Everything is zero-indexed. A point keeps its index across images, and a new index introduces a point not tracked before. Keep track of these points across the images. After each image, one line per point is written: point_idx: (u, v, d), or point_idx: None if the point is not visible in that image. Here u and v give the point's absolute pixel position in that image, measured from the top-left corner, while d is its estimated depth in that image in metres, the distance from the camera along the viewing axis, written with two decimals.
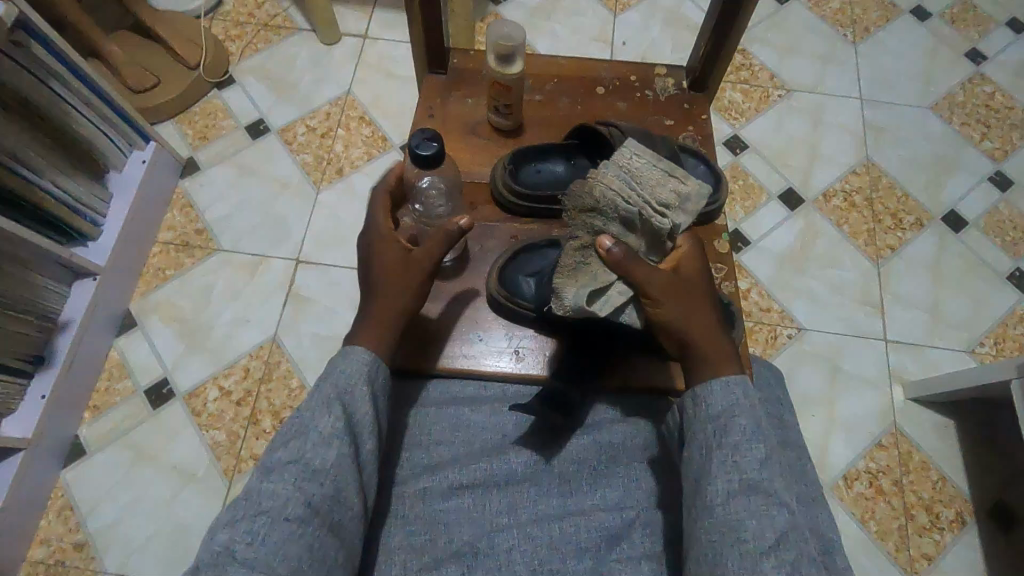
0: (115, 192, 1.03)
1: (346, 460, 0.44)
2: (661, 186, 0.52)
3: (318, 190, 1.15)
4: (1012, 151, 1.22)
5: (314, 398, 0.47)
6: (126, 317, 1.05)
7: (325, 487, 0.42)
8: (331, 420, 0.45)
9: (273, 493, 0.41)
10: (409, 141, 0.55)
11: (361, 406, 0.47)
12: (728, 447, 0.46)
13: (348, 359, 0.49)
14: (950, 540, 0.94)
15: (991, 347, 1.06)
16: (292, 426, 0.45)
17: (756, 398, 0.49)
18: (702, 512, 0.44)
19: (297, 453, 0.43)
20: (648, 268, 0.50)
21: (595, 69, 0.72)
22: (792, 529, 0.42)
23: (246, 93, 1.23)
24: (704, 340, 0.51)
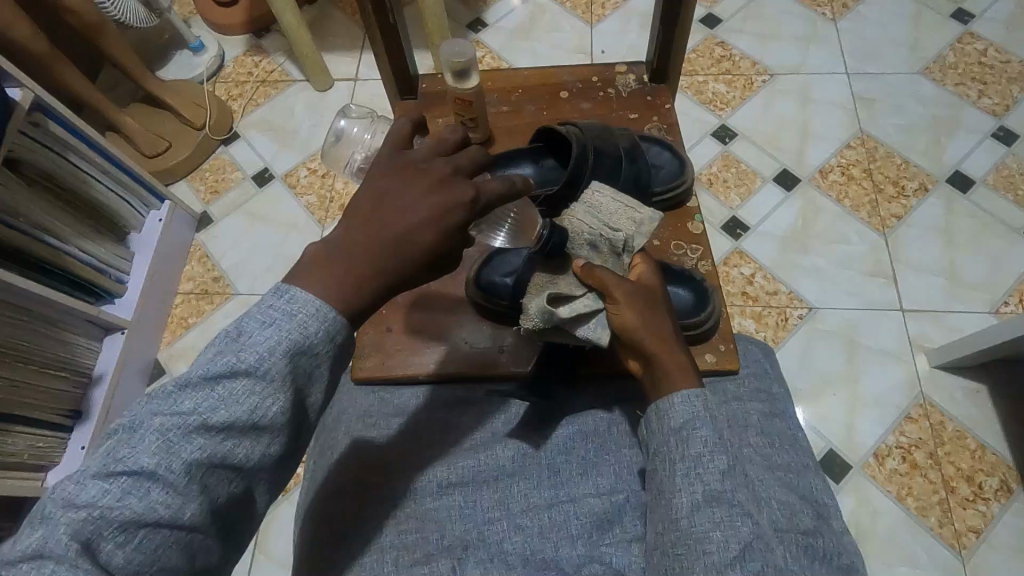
0: (136, 251, 1.10)
1: (269, 460, 0.40)
2: (619, 213, 0.57)
3: (323, 226, 1.20)
4: (1013, 104, 1.19)
5: (263, 365, 0.39)
6: (155, 366, 1.11)
7: (233, 486, 0.40)
8: (273, 410, 0.39)
9: (171, 488, 0.37)
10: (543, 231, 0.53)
11: (312, 394, 0.42)
12: (692, 460, 0.45)
13: (317, 318, 0.40)
14: (997, 510, 0.89)
15: (1016, 305, 1.02)
16: (217, 392, 0.38)
17: (715, 407, 0.48)
18: (668, 526, 0.44)
19: (214, 440, 0.38)
20: (618, 277, 0.52)
21: (556, 75, 0.75)
22: (758, 538, 0.42)
23: (250, 146, 1.31)
24: (664, 351, 0.50)
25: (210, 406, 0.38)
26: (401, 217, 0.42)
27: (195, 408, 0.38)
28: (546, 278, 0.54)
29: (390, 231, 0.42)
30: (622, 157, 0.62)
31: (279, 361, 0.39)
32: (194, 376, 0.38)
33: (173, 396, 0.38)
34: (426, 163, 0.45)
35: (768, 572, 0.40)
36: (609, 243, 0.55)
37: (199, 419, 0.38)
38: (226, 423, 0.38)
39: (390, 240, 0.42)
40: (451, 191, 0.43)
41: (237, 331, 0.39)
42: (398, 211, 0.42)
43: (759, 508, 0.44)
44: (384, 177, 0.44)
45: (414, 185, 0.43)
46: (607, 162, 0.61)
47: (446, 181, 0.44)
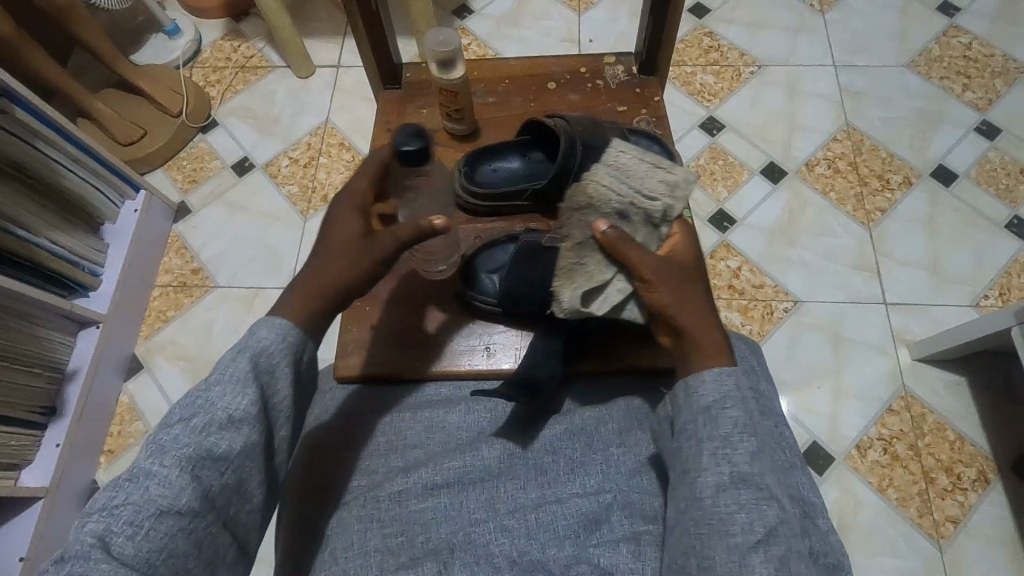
0: (111, 243, 1.06)
1: (253, 449, 0.42)
2: (650, 176, 0.57)
3: (305, 217, 1.17)
4: (997, 99, 1.20)
5: (227, 369, 0.43)
6: (132, 361, 1.08)
7: (227, 477, 0.40)
8: (244, 402, 0.42)
9: (165, 481, 0.38)
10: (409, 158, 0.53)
11: (279, 389, 0.45)
12: (722, 440, 0.45)
13: (271, 328, 0.46)
14: (975, 499, 0.91)
15: (996, 299, 1.03)
16: (193, 401, 0.42)
17: (749, 389, 0.48)
18: (692, 506, 0.43)
19: (197, 437, 0.40)
20: (642, 251, 0.53)
21: (544, 65, 0.74)
22: (784, 522, 0.41)
23: (230, 135, 1.27)
24: (696, 326, 0.50)
25: (190, 411, 0.41)
26: (329, 248, 0.52)
27: (179, 416, 0.41)
28: (574, 260, 0.57)
29: (325, 258, 0.51)
30: (610, 151, 0.61)
31: (242, 364, 0.44)
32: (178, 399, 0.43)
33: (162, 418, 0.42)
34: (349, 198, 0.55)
35: (792, 558, 0.40)
36: (643, 212, 0.57)
37: (182, 423, 0.41)
38: (206, 420, 0.41)
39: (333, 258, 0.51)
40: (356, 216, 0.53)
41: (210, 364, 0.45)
42: (325, 246, 0.52)
43: (785, 491, 0.43)
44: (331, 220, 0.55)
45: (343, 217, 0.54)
46: (595, 156, 0.61)
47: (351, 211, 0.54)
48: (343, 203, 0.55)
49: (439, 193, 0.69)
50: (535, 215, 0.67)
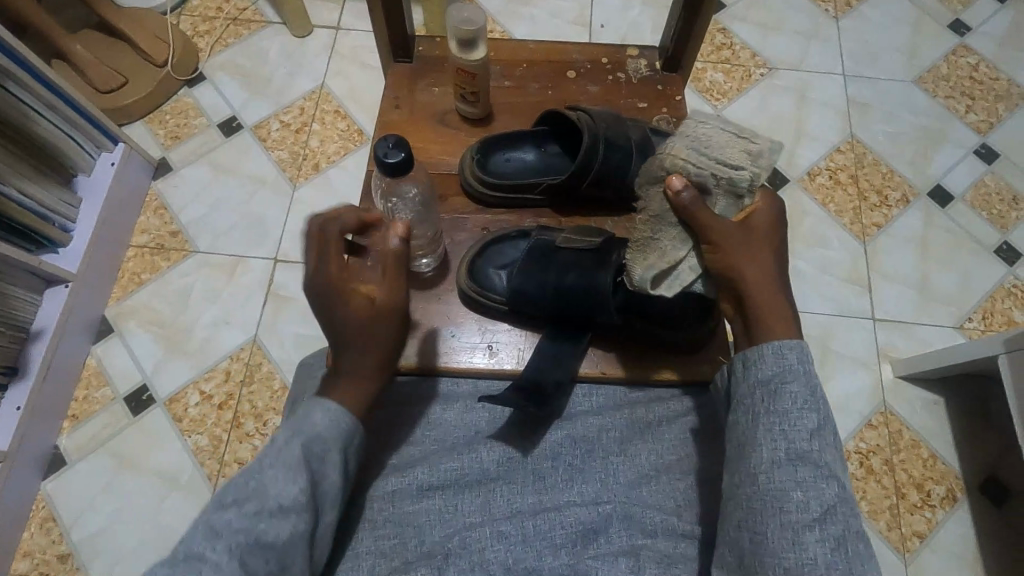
0: (85, 196, 1.00)
1: (299, 540, 0.42)
2: (730, 145, 0.52)
3: (294, 185, 1.12)
4: (997, 123, 1.21)
5: (282, 456, 0.44)
6: (102, 323, 1.03)
7: (271, 566, 0.41)
8: (295, 489, 0.43)
9: (216, 567, 0.39)
10: (375, 151, 0.50)
11: (329, 476, 0.45)
12: (784, 416, 0.45)
13: (323, 411, 0.47)
14: (942, 516, 0.93)
15: (979, 322, 1.05)
16: (249, 482, 0.43)
17: (812, 366, 0.48)
18: (746, 480, 0.44)
19: (248, 522, 0.41)
20: (711, 217, 0.52)
21: (565, 52, 0.71)
22: (842, 502, 0.42)
23: (217, 91, 1.20)
24: (760, 296, 0.50)
25: (244, 494, 0.43)
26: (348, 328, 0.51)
27: (232, 500, 0.43)
28: (649, 232, 0.54)
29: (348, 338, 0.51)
30: (632, 151, 0.59)
31: (295, 449, 0.45)
32: (232, 483, 0.44)
33: (218, 497, 0.44)
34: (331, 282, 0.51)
35: (848, 536, 0.41)
36: (729, 184, 0.52)
37: (235, 508, 0.42)
38: (256, 509, 0.42)
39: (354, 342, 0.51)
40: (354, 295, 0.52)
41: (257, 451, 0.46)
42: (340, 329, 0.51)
43: (844, 471, 0.44)
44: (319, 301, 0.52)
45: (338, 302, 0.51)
46: (616, 157, 0.59)
47: (352, 276, 0.52)
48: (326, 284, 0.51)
49: (449, 178, 0.65)
50: (549, 211, 0.64)
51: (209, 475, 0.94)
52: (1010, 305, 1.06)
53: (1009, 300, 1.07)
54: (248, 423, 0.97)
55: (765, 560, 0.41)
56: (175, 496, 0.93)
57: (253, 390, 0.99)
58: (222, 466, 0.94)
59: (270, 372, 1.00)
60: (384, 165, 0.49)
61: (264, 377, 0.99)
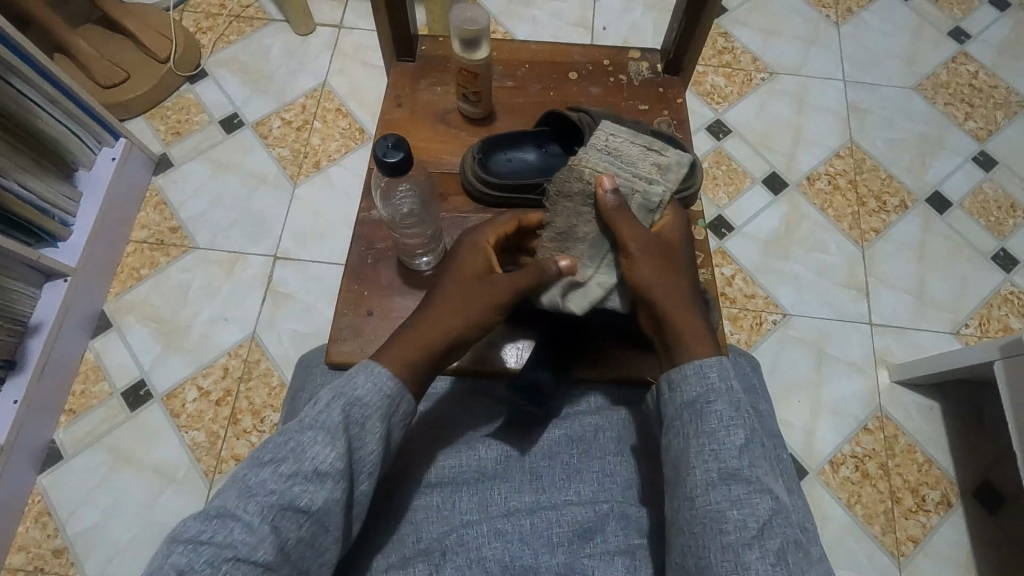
0: (85, 191, 1.00)
1: (334, 506, 0.42)
2: (643, 158, 0.58)
3: (295, 183, 1.12)
4: (996, 131, 1.22)
5: (321, 420, 0.44)
6: (101, 318, 1.03)
7: (303, 532, 0.41)
8: (331, 455, 0.42)
9: (248, 527, 0.39)
10: (374, 151, 0.50)
11: (366, 443, 0.45)
12: (712, 437, 0.45)
13: (367, 375, 0.47)
14: (936, 521, 0.94)
15: (975, 329, 1.06)
16: (286, 444, 0.43)
17: (735, 380, 0.47)
18: (685, 504, 0.44)
19: (284, 484, 0.41)
20: (632, 225, 0.53)
21: (567, 54, 0.71)
22: (776, 514, 0.42)
23: (219, 87, 1.20)
24: (679, 311, 0.50)
25: (282, 455, 0.42)
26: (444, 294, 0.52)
27: (273, 458, 0.42)
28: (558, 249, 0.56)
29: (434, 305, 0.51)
30: None
31: (333, 414, 0.44)
32: (273, 441, 0.44)
33: (257, 455, 0.43)
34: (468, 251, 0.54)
35: (789, 547, 0.41)
36: (642, 197, 0.55)
37: (272, 468, 0.42)
38: (294, 470, 0.41)
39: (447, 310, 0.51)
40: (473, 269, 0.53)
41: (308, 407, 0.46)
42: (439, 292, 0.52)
43: (777, 484, 0.44)
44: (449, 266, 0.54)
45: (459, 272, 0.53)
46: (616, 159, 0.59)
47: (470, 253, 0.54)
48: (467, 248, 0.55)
49: (449, 177, 0.65)
50: None
51: (206, 471, 0.94)
52: (1006, 312, 1.07)
53: (1005, 307, 1.07)
54: (245, 420, 0.97)
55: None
56: (171, 492, 0.93)
57: (251, 386, 0.99)
58: (219, 462, 0.94)
59: (268, 369, 1.00)
60: (383, 164, 0.49)
61: (262, 374, 0.99)
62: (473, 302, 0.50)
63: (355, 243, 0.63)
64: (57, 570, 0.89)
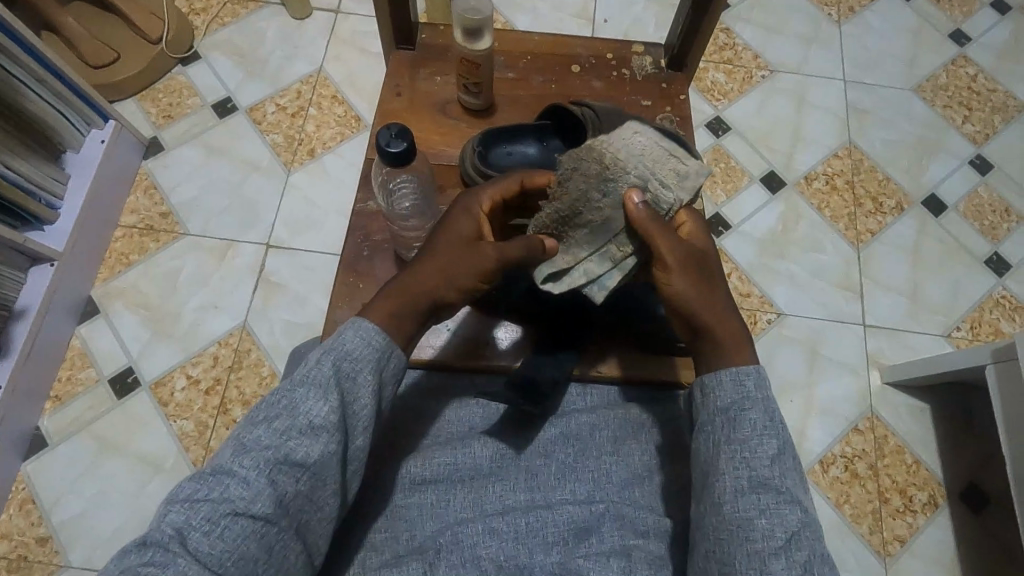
0: (73, 173, 0.98)
1: (330, 460, 0.42)
2: (663, 162, 0.53)
3: (289, 170, 1.10)
4: (993, 135, 1.22)
5: (313, 374, 0.43)
6: (88, 304, 1.01)
7: (301, 485, 0.40)
8: (325, 408, 0.42)
9: (246, 482, 0.39)
10: (376, 140, 0.49)
11: (360, 397, 0.44)
12: (745, 444, 0.45)
13: (356, 330, 0.46)
14: (922, 522, 0.94)
15: (967, 332, 1.06)
16: (279, 401, 0.42)
17: (770, 391, 0.47)
18: (711, 510, 0.44)
19: (279, 440, 0.41)
20: (669, 238, 0.50)
21: (570, 46, 0.70)
22: (806, 527, 0.42)
23: (212, 71, 1.18)
24: (722, 327, 0.49)
25: (274, 412, 0.42)
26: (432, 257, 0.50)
27: (264, 416, 0.42)
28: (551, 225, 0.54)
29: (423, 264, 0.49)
30: None
31: (325, 368, 0.44)
32: (262, 400, 0.43)
33: (248, 414, 0.43)
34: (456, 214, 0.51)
35: (816, 560, 0.41)
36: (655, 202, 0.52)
37: (267, 424, 0.41)
38: (287, 425, 0.41)
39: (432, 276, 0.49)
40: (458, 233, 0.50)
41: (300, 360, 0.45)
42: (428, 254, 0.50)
43: (806, 495, 0.44)
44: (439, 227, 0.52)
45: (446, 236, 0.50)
46: None
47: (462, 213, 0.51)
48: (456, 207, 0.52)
49: (448, 169, 0.64)
50: None
51: (194, 460, 0.93)
52: (997, 316, 1.07)
53: (997, 311, 1.08)
54: (235, 410, 0.96)
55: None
56: (158, 482, 0.92)
57: (241, 376, 0.98)
58: (207, 452, 0.93)
59: (259, 359, 0.99)
60: (387, 154, 0.48)
61: (253, 364, 0.98)
62: (461, 269, 0.48)
63: (351, 234, 0.62)
64: (40, 559, 0.87)
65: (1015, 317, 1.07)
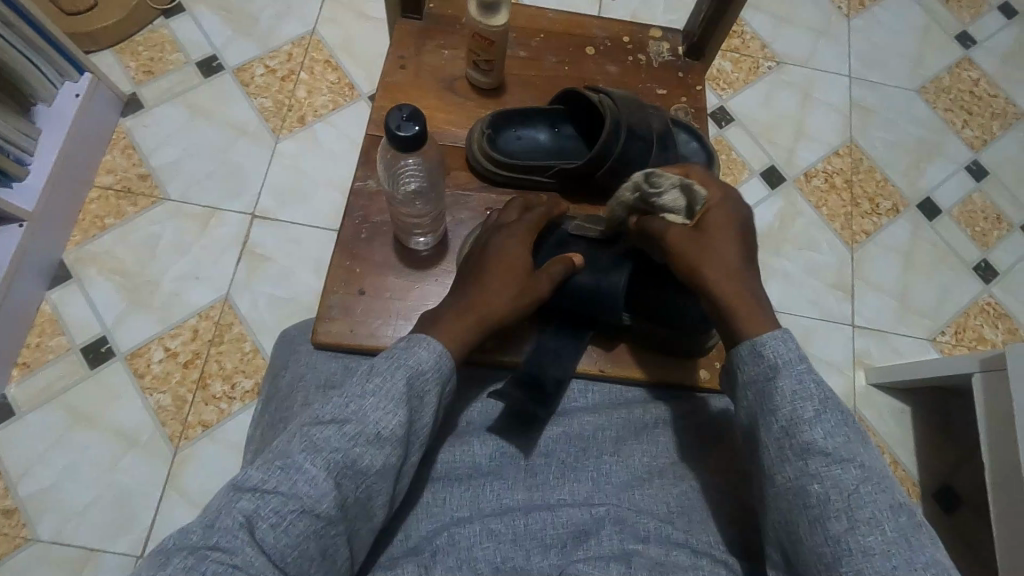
0: (44, 128, 0.92)
1: (389, 473, 0.42)
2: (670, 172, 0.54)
3: (278, 137, 1.05)
4: (991, 140, 1.22)
5: (387, 384, 0.43)
6: (59, 268, 0.96)
7: (362, 493, 0.41)
8: (393, 421, 0.42)
9: (314, 480, 0.39)
10: (386, 121, 0.46)
11: (423, 415, 0.45)
12: (781, 415, 0.45)
13: (429, 349, 0.46)
14: None
15: (951, 337, 1.08)
16: (349, 406, 0.42)
17: (796, 352, 0.47)
18: (767, 481, 0.45)
19: (348, 445, 0.41)
20: (662, 224, 0.53)
21: (586, 26, 0.67)
22: (865, 482, 0.42)
23: (198, 25, 1.11)
24: (732, 291, 0.50)
25: (344, 415, 0.42)
26: (486, 275, 0.52)
27: (333, 417, 0.42)
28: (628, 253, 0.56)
29: (477, 288, 0.51)
30: (653, 142, 0.57)
31: (398, 381, 0.44)
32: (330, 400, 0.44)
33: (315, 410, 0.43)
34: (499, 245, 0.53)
35: (884, 516, 0.40)
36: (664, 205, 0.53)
37: (336, 427, 0.41)
38: (358, 431, 0.41)
39: (493, 304, 0.51)
40: (510, 258, 0.53)
41: (369, 367, 0.46)
42: (477, 277, 0.52)
43: (862, 449, 0.43)
44: (487, 248, 0.54)
45: (496, 265, 0.52)
46: (638, 146, 0.56)
47: (507, 240, 0.54)
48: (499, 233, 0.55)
49: (454, 151, 0.61)
50: (557, 197, 0.61)
51: (171, 437, 0.90)
52: (981, 323, 1.09)
53: (981, 318, 1.09)
54: (215, 385, 0.92)
55: (805, 557, 0.42)
56: (133, 457, 0.88)
57: (222, 350, 0.94)
58: (185, 428, 0.90)
59: (241, 335, 0.95)
60: (398, 139, 0.45)
61: (235, 339, 0.95)
62: (517, 293, 0.52)
63: (348, 215, 0.59)
64: (5, 531, 0.84)
65: (998, 324, 1.09)
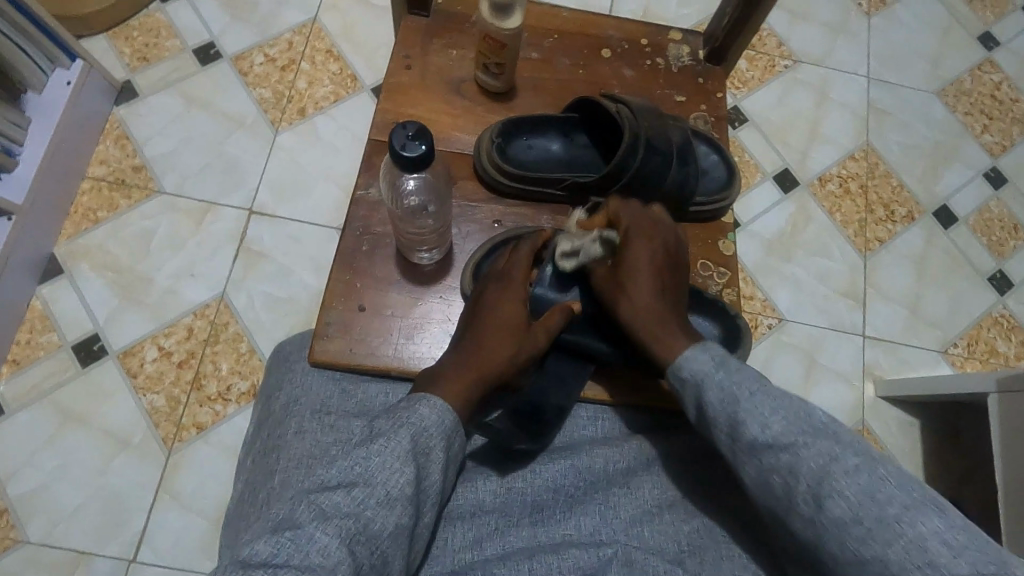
0: (34, 117, 0.88)
1: (401, 535, 0.39)
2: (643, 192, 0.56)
3: (276, 130, 1.02)
4: (1011, 146, 1.19)
5: (390, 444, 0.41)
6: (50, 262, 0.93)
7: (376, 559, 0.38)
8: (402, 480, 0.40)
9: (326, 549, 0.36)
10: (391, 140, 0.43)
11: (432, 474, 0.43)
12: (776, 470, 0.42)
13: (431, 406, 0.44)
14: None
15: (964, 349, 1.05)
16: (353, 467, 0.40)
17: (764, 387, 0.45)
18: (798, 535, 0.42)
19: (357, 508, 0.39)
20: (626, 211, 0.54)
21: (600, 26, 0.63)
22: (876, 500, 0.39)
23: (195, 11, 1.07)
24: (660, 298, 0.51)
25: (350, 478, 0.40)
26: (484, 337, 0.49)
27: (339, 480, 0.40)
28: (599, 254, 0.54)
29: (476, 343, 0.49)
30: (672, 155, 0.55)
31: (403, 440, 0.42)
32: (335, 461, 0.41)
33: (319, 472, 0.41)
34: (494, 303, 0.51)
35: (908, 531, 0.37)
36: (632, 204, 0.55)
37: (343, 490, 0.39)
38: (366, 494, 0.39)
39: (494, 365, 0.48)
40: (509, 317, 0.51)
41: (369, 428, 0.44)
42: (476, 337, 0.50)
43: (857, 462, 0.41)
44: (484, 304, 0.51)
45: (493, 323, 0.50)
46: (656, 160, 0.54)
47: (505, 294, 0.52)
48: (493, 288, 0.52)
49: (461, 159, 0.58)
50: (567, 210, 0.59)
51: (165, 438, 0.88)
52: (994, 335, 1.07)
53: (995, 330, 1.07)
54: (210, 387, 0.90)
55: None
56: (124, 458, 0.86)
57: (218, 350, 0.92)
58: (179, 430, 0.88)
59: (237, 335, 0.93)
60: (404, 160, 0.42)
61: (231, 339, 0.92)
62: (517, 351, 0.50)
63: (348, 225, 0.56)
64: None
65: (1011, 337, 1.07)
